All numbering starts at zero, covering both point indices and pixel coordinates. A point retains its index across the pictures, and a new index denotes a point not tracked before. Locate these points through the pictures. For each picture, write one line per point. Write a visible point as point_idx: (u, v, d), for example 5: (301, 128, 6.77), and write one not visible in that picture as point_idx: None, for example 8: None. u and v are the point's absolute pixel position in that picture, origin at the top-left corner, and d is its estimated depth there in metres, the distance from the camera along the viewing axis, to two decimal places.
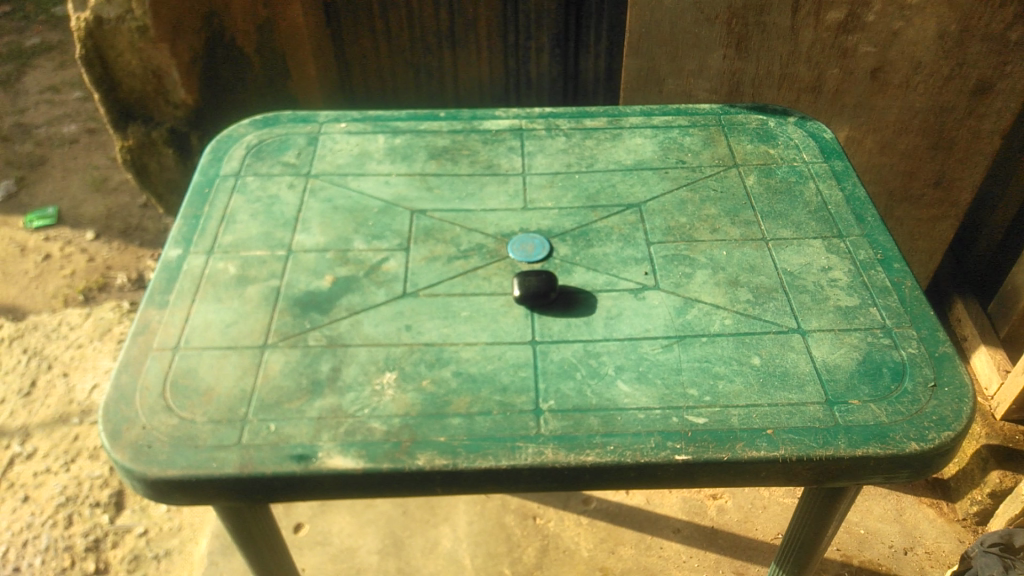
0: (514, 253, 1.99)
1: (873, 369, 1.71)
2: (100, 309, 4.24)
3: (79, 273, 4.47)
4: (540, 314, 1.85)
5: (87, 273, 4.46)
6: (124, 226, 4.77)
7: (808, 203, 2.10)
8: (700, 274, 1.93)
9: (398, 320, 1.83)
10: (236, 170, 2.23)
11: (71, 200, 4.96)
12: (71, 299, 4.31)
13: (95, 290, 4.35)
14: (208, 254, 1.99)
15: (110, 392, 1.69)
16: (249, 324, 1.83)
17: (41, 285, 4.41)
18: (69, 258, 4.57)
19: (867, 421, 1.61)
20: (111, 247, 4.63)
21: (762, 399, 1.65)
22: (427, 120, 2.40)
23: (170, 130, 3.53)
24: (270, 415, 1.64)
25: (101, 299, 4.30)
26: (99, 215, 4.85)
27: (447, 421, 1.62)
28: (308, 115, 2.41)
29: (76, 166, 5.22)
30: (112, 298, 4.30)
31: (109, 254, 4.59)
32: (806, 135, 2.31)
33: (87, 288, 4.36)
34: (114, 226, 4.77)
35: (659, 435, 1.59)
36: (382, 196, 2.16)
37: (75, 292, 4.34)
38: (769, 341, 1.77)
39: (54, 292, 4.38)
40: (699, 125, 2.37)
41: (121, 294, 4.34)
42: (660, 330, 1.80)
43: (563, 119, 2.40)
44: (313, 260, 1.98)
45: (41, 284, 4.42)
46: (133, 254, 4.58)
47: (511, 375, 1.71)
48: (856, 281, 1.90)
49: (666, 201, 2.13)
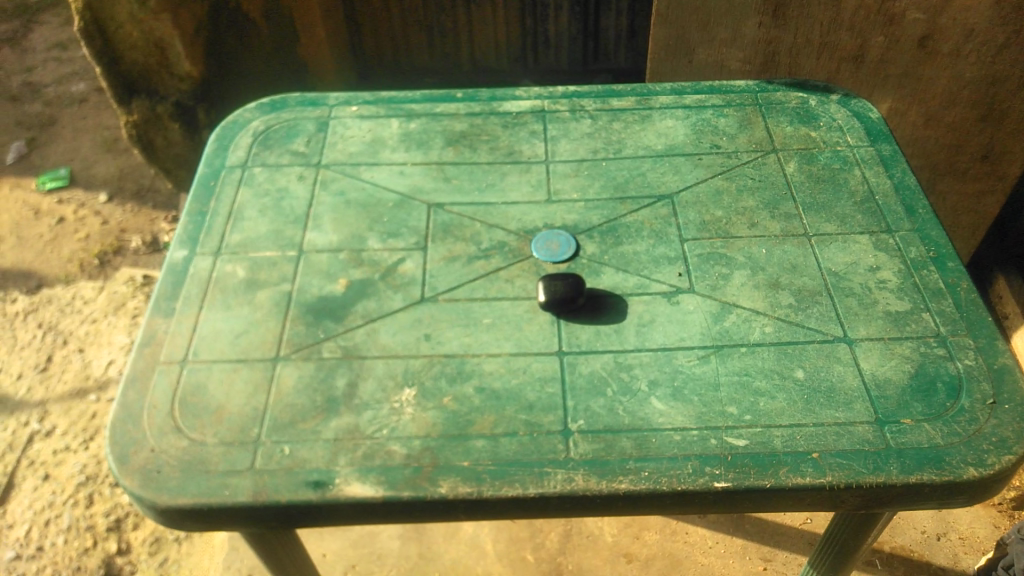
0: (538, 251, 1.87)
1: (926, 384, 1.59)
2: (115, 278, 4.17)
3: (92, 236, 4.40)
4: (566, 321, 1.74)
5: (100, 237, 4.38)
6: (136, 188, 4.65)
7: (854, 193, 1.96)
8: (738, 275, 1.80)
9: (417, 329, 1.73)
10: (243, 160, 2.11)
11: (82, 162, 4.85)
12: (87, 263, 4.25)
13: (110, 253, 4.29)
14: (215, 255, 1.88)
15: (116, 411, 1.61)
16: (260, 334, 1.73)
17: (55, 249, 4.34)
18: (82, 222, 4.49)
19: (921, 443, 1.50)
20: (124, 210, 4.53)
21: (807, 418, 1.55)
22: (444, 102, 2.26)
23: (175, 104, 3.36)
24: (283, 436, 1.56)
25: (115, 267, 4.23)
26: (111, 177, 4.74)
27: (470, 444, 1.53)
28: (317, 98, 2.27)
29: (86, 126, 5.09)
30: (126, 266, 4.22)
31: (122, 217, 4.50)
32: (850, 115, 2.15)
33: (101, 252, 4.30)
34: (127, 187, 4.66)
35: (697, 460, 1.49)
36: (397, 187, 2.03)
37: (89, 256, 4.28)
38: (813, 352, 1.65)
39: (68, 258, 4.31)
40: (734, 104, 2.21)
41: (136, 258, 4.28)
42: (696, 339, 1.68)
43: (589, 99, 2.24)
44: (326, 261, 1.87)
45: (55, 249, 4.35)
46: (146, 217, 4.48)
47: (537, 392, 1.61)
48: (906, 282, 1.77)
49: (701, 191, 1.99)
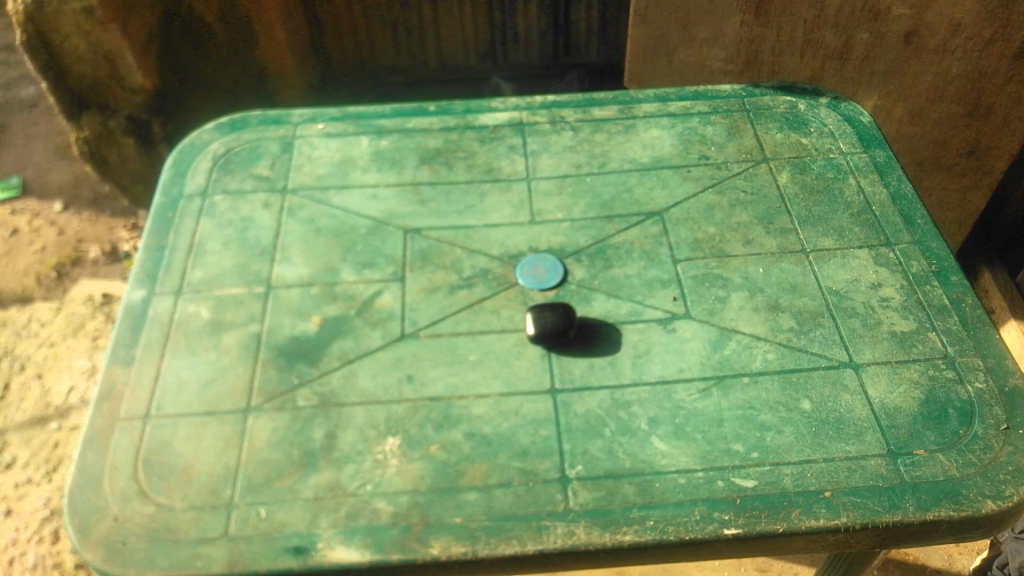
0: (523, 278, 1.76)
1: (938, 411, 1.51)
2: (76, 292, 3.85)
3: (50, 247, 4.02)
4: (558, 355, 1.63)
5: (58, 248, 4.01)
6: (93, 195, 4.22)
7: (850, 204, 1.88)
8: (735, 297, 1.71)
9: (398, 369, 1.62)
10: (202, 188, 1.97)
11: (35, 168, 4.38)
12: (44, 277, 3.90)
13: (68, 265, 3.94)
14: (176, 296, 1.75)
15: (74, 476, 1.48)
16: (229, 382, 1.60)
17: (10, 264, 3.96)
18: (37, 234, 4.08)
19: (937, 476, 1.43)
20: (81, 218, 4.12)
21: (817, 453, 1.46)
22: (416, 116, 2.13)
23: (129, 119, 3.16)
24: (258, 497, 1.44)
25: (75, 279, 3.89)
26: (66, 183, 4.29)
27: (462, 498, 1.42)
28: (280, 116, 2.13)
29: (38, 132, 4.56)
30: (85, 279, 3.89)
31: (80, 226, 4.10)
32: (841, 119, 2.07)
33: (60, 264, 3.95)
34: (84, 195, 4.23)
35: (704, 505, 1.40)
36: (371, 212, 1.91)
37: (47, 268, 3.93)
38: (819, 380, 1.56)
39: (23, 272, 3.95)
40: (721, 110, 2.11)
41: (96, 268, 3.92)
42: (696, 370, 1.59)
43: (569, 110, 2.13)
44: (297, 297, 1.74)
45: (9, 263, 3.96)
46: (105, 225, 4.08)
47: (531, 436, 1.51)
48: (910, 299, 1.69)
49: (691, 206, 1.89)
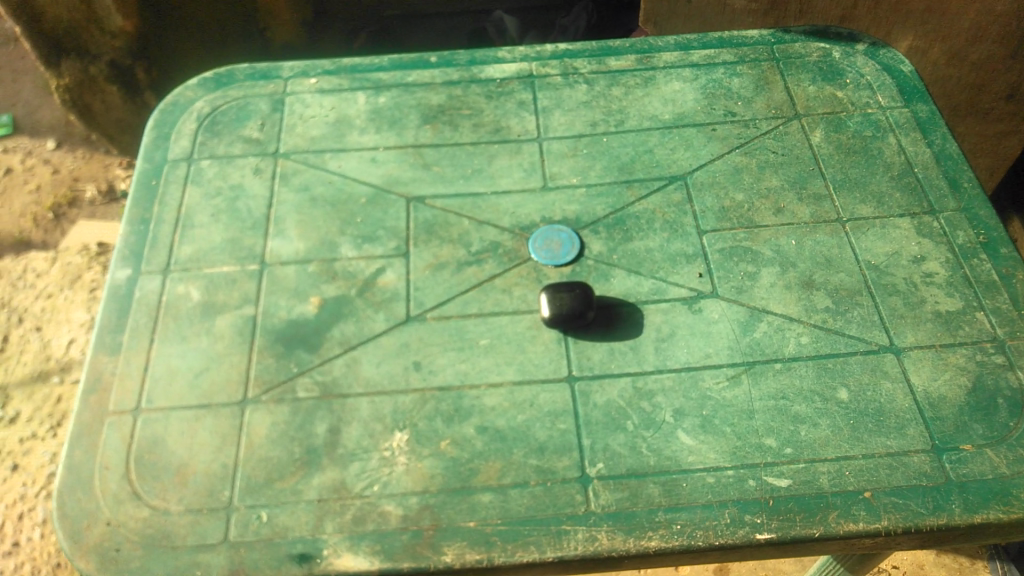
0: (537, 253, 1.63)
1: (986, 401, 1.41)
2: (74, 237, 3.68)
3: (45, 187, 3.83)
4: (575, 339, 1.52)
5: (53, 188, 3.81)
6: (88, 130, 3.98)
7: (890, 165, 1.73)
8: (766, 273, 1.58)
9: (404, 356, 1.51)
10: (188, 152, 1.82)
11: (25, 105, 4.11)
12: (41, 218, 3.73)
13: (64, 205, 3.76)
14: (164, 275, 1.63)
15: (62, 476, 1.39)
16: (223, 371, 1.50)
17: (5, 204, 3.78)
18: (31, 172, 3.88)
19: (984, 474, 1.34)
20: (75, 155, 3.90)
21: (855, 447, 1.37)
22: (416, 69, 1.96)
23: (111, 65, 2.96)
24: (258, 499, 1.35)
25: (72, 222, 3.72)
26: (59, 120, 4.05)
27: (476, 500, 1.33)
28: (269, 70, 1.96)
29: (26, 66, 4.26)
30: (83, 220, 3.72)
31: (74, 164, 3.88)
32: (880, 69, 1.90)
33: (56, 205, 3.76)
34: (77, 130, 3.98)
35: (735, 507, 1.31)
36: (370, 178, 1.76)
37: (44, 210, 3.75)
38: (856, 366, 1.46)
39: (19, 213, 3.77)
40: (748, 60, 1.94)
41: (94, 210, 3.75)
42: (724, 356, 1.48)
43: (583, 60, 1.95)
44: (293, 275, 1.62)
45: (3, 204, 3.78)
46: (100, 163, 3.86)
47: (548, 430, 1.41)
48: (956, 275, 1.56)
49: (718, 169, 1.74)
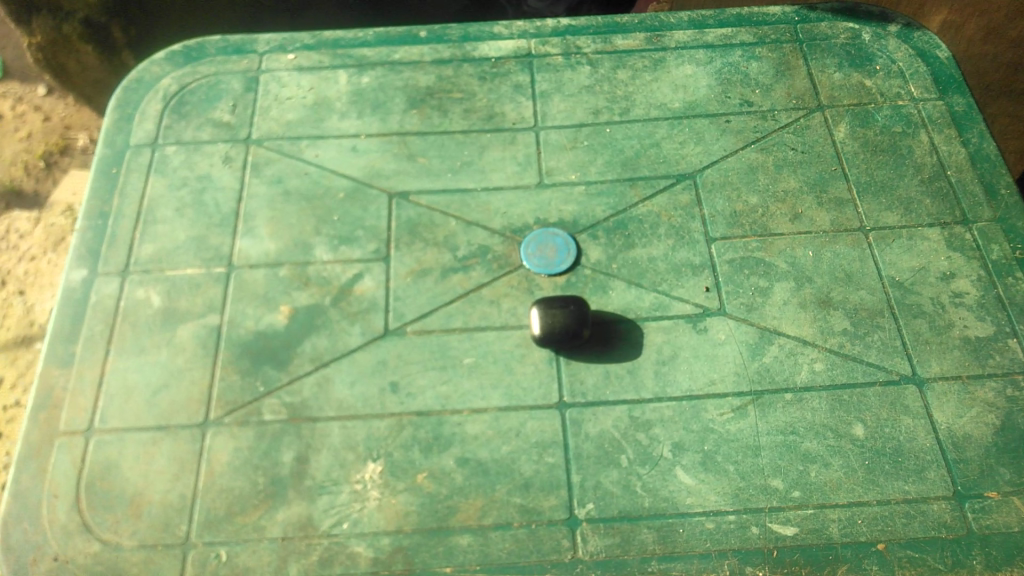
0: (529, 260, 1.49)
1: (1016, 442, 1.29)
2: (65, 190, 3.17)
3: (36, 135, 3.25)
4: (567, 359, 1.39)
5: (44, 135, 3.24)
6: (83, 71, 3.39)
7: (920, 167, 1.58)
8: (779, 289, 1.44)
9: (381, 375, 1.38)
10: (152, 136, 1.67)
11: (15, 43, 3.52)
12: (31, 167, 3.19)
13: (56, 154, 3.21)
14: (122, 277, 1.50)
15: (8, 504, 1.29)
16: (184, 388, 1.38)
17: None
18: (21, 119, 3.31)
19: (1010, 526, 1.23)
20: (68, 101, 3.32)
21: (870, 493, 1.25)
22: (403, 45, 1.78)
23: (84, 23, 2.67)
24: (218, 536, 1.25)
25: (65, 171, 3.18)
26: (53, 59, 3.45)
27: (453, 543, 1.24)
28: (243, 43, 1.80)
29: None
30: (77, 170, 3.18)
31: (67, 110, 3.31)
32: (914, 54, 1.73)
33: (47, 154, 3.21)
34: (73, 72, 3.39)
35: (735, 557, 1.21)
36: (349, 169, 1.61)
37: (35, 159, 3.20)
38: (875, 399, 1.33)
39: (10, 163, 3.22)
40: (769, 41, 1.76)
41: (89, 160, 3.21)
42: (730, 383, 1.35)
43: (587, 38, 1.78)
44: (263, 280, 1.49)
45: None
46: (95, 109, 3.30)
47: (535, 464, 1.29)
48: (988, 295, 1.43)
49: (730, 168, 1.59)
